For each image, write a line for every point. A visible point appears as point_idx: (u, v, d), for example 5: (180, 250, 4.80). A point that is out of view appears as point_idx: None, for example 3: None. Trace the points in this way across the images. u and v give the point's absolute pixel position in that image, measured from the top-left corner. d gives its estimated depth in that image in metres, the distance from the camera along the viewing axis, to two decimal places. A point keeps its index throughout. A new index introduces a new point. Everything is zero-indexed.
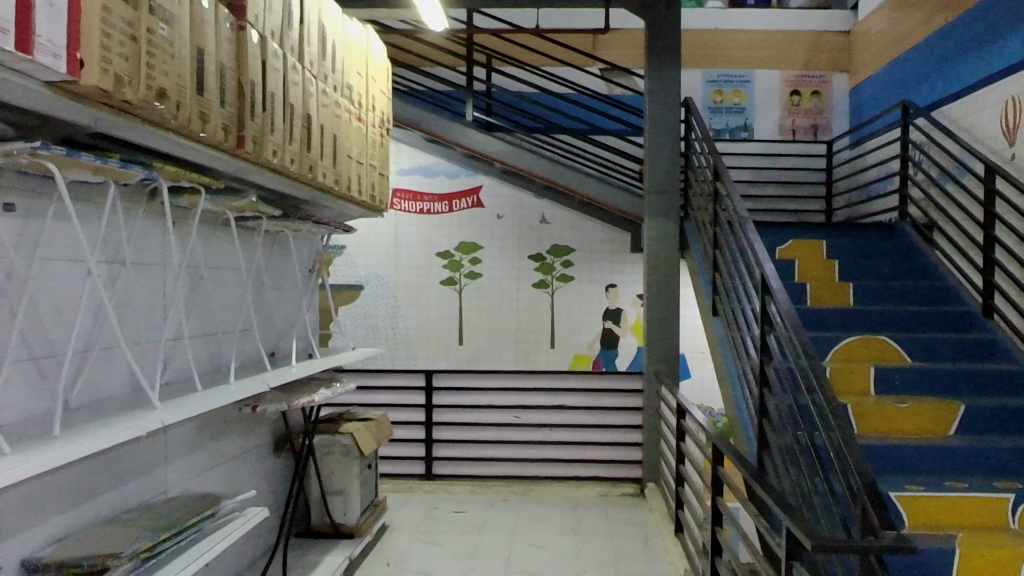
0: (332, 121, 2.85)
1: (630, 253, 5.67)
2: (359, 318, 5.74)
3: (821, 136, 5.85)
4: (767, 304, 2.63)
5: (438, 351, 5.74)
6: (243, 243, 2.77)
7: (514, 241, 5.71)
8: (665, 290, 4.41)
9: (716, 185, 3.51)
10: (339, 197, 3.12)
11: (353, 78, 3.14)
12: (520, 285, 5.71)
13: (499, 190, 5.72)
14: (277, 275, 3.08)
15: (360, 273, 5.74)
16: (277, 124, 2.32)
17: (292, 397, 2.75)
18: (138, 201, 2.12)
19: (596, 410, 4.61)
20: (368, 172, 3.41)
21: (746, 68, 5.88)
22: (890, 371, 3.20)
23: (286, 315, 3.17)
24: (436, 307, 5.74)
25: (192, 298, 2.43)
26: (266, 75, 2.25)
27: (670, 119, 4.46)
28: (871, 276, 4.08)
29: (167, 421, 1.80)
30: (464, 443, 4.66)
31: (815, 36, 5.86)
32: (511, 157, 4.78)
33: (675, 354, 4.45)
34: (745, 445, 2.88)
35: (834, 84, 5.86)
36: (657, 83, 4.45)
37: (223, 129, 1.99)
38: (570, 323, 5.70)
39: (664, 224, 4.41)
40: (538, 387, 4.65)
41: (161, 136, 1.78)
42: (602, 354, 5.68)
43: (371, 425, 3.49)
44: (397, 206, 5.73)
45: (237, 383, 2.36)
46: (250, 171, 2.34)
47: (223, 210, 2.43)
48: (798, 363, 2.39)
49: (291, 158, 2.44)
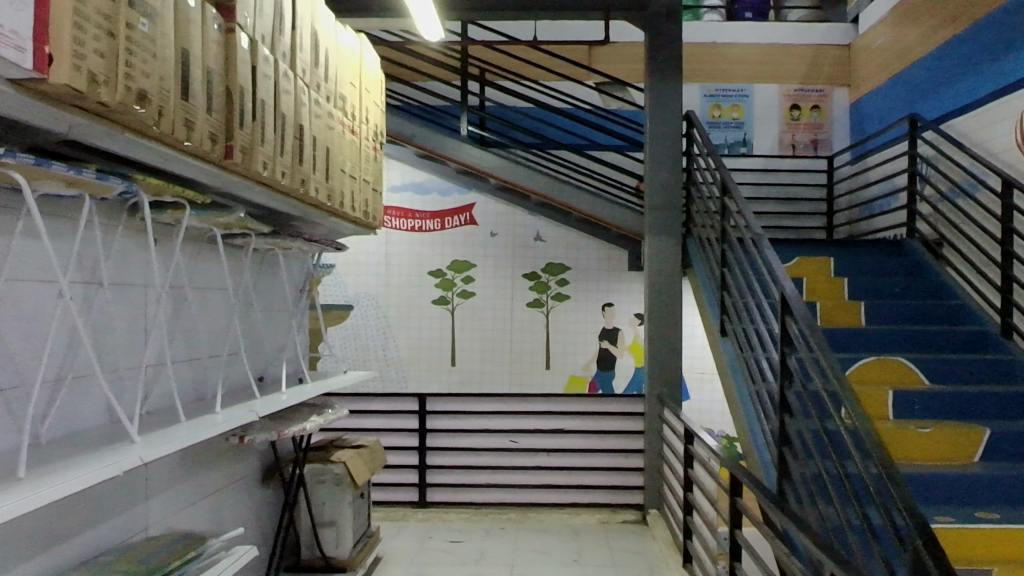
0: (325, 133, 2.70)
1: (627, 272, 5.54)
2: (348, 339, 5.57)
3: (821, 151, 5.73)
4: (787, 324, 2.49)
5: (429, 374, 5.57)
6: (231, 262, 2.61)
7: (508, 260, 5.57)
8: (667, 310, 4.26)
9: (724, 201, 3.38)
10: (332, 213, 2.96)
11: (347, 89, 2.99)
12: (514, 305, 5.56)
13: (493, 207, 5.58)
14: (265, 296, 2.92)
15: (350, 292, 5.59)
16: (267, 135, 2.17)
17: (283, 426, 2.59)
18: (118, 217, 1.97)
19: (596, 434, 4.46)
20: (362, 187, 3.25)
21: (745, 82, 5.76)
22: (909, 395, 3.05)
23: (275, 337, 3.01)
24: (428, 327, 5.58)
25: (175, 319, 2.27)
26: (257, 81, 2.10)
27: (671, 134, 4.32)
28: (880, 295, 3.95)
29: (147, 457, 1.64)
30: (459, 470, 4.49)
31: (815, 50, 5.75)
32: (506, 172, 4.63)
33: (677, 377, 4.29)
34: (762, 475, 2.73)
35: (834, 98, 5.74)
36: (657, 96, 4.32)
37: (211, 139, 1.84)
38: (566, 343, 5.55)
39: (665, 241, 4.27)
40: (536, 410, 4.50)
41: (142, 145, 1.62)
42: (598, 376, 5.52)
43: (363, 453, 3.33)
44: (388, 223, 5.58)
45: (224, 412, 2.20)
46: (239, 185, 2.18)
47: (210, 226, 2.27)
48: (824, 389, 2.25)
49: (283, 171, 2.29)
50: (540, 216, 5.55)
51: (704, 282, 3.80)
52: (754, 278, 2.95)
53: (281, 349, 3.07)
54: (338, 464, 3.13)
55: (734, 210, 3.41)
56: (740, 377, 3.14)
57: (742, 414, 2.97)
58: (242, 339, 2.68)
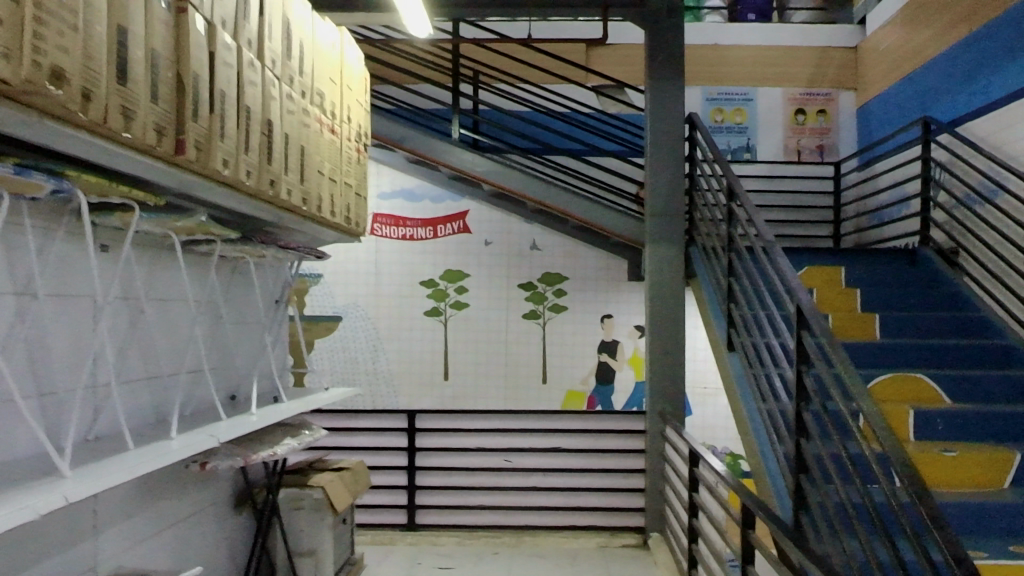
0: (299, 131, 2.49)
1: (627, 282, 5.33)
2: (335, 352, 5.35)
3: (827, 156, 5.51)
4: (802, 338, 2.27)
5: (421, 388, 5.35)
6: (194, 271, 2.40)
7: (503, 270, 5.36)
8: (669, 323, 4.05)
9: (730, 206, 3.17)
10: (309, 218, 2.74)
11: (325, 86, 2.78)
12: (509, 316, 5.35)
13: (486, 215, 5.37)
14: (235, 309, 2.70)
15: (338, 303, 5.37)
16: (229, 130, 1.96)
17: (251, 450, 2.37)
18: (56, 223, 1.76)
19: (594, 453, 4.24)
20: (343, 191, 3.03)
21: (748, 86, 5.54)
22: (929, 414, 2.84)
23: (247, 352, 2.79)
24: (419, 340, 5.36)
25: (124, 334, 2.05)
26: (214, 69, 1.89)
27: (673, 136, 4.11)
28: (895, 307, 3.73)
29: (73, 496, 1.41)
30: (450, 490, 4.27)
31: (820, 52, 5.54)
32: (499, 178, 4.42)
33: (681, 394, 4.06)
34: (775, 504, 2.51)
35: (841, 102, 5.52)
36: (658, 98, 4.12)
37: (157, 130, 1.63)
38: (563, 356, 5.33)
39: (667, 250, 4.05)
40: (531, 428, 4.27)
41: (68, 135, 1.41)
42: (597, 391, 5.31)
43: (345, 475, 3.12)
44: (377, 232, 5.36)
45: (180, 437, 1.98)
46: (196, 185, 1.97)
47: (166, 231, 2.06)
48: (844, 410, 2.03)
49: (247, 170, 2.07)
50: (536, 225, 5.35)
51: (708, 294, 3.58)
52: (765, 288, 2.73)
53: (253, 366, 2.85)
54: (318, 488, 2.90)
55: (741, 216, 3.20)
56: (749, 395, 2.93)
57: (753, 436, 2.75)
58: (206, 355, 2.47)
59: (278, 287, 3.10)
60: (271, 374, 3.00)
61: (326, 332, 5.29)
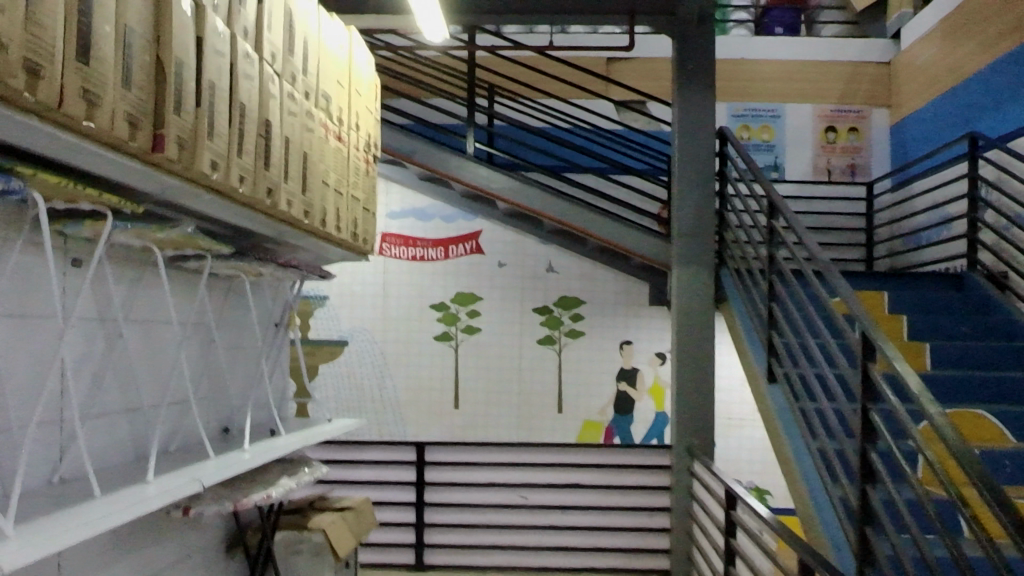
0: (302, 135, 2.23)
1: (648, 306, 5.06)
2: (340, 378, 5.09)
3: (859, 176, 5.26)
4: (868, 371, 2.00)
5: (430, 417, 5.08)
6: (179, 290, 2.14)
7: (517, 293, 5.10)
8: (698, 351, 3.77)
9: (771, 224, 2.91)
10: (312, 233, 2.49)
11: (331, 88, 2.52)
12: (523, 342, 5.08)
13: (500, 235, 5.12)
14: (228, 334, 2.44)
15: (344, 327, 5.11)
16: (219, 127, 1.70)
17: (243, 494, 2.11)
18: (11, 233, 1.51)
19: (616, 490, 3.94)
20: (350, 204, 2.77)
21: (776, 102, 5.29)
22: (996, 455, 2.58)
23: (240, 381, 2.52)
24: (428, 367, 5.09)
25: (92, 360, 1.79)
26: (203, 56, 1.63)
27: (703, 152, 3.85)
28: (943, 335, 3.47)
29: (14, 565, 1.14)
30: (460, 528, 3.99)
31: (851, 67, 5.29)
32: (516, 195, 4.17)
33: (712, 428, 3.78)
34: (832, 557, 2.23)
35: (873, 120, 5.27)
36: (687, 110, 3.87)
37: (130, 121, 1.38)
38: (579, 385, 5.06)
39: (695, 272, 3.79)
40: (549, 462, 3.97)
41: (12, 120, 1.17)
42: (615, 421, 5.03)
43: (348, 515, 2.85)
44: (386, 252, 5.11)
45: (160, 481, 1.72)
46: (180, 190, 1.71)
47: (146, 244, 1.80)
48: (925, 455, 1.76)
49: (240, 175, 1.81)
50: (552, 245, 5.09)
51: (743, 321, 3.32)
52: (815, 315, 2.47)
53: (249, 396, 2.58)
54: (317, 531, 2.62)
55: (782, 235, 2.94)
56: (794, 432, 2.66)
57: (801, 478, 2.47)
58: (193, 385, 2.20)
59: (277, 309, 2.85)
60: (268, 405, 2.74)
61: (332, 356, 5.07)
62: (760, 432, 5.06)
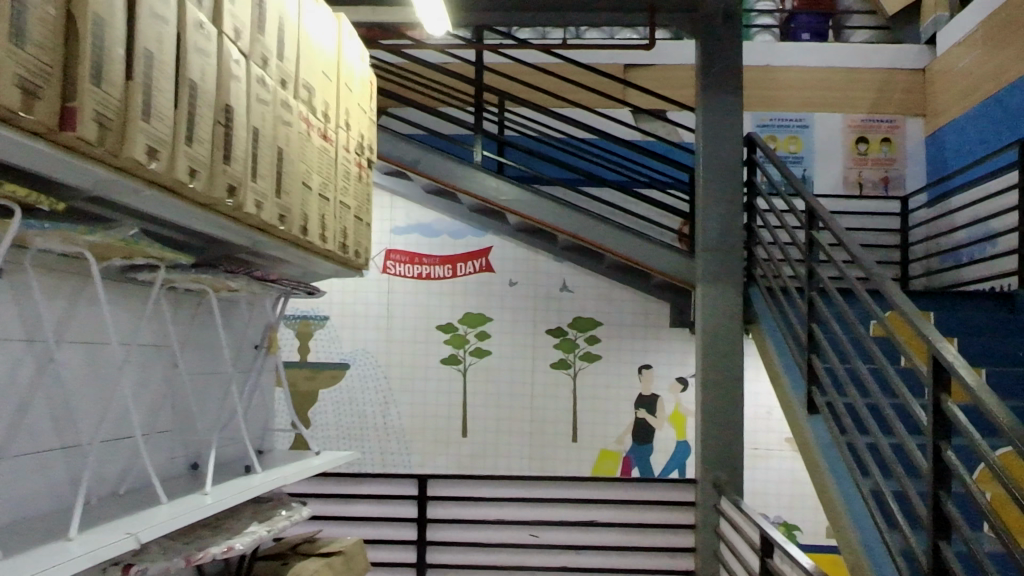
0: (275, 127, 1.94)
1: (668, 328, 4.76)
2: (342, 405, 4.79)
3: (893, 189, 4.92)
4: (941, 401, 1.69)
5: (436, 447, 4.76)
6: (119, 307, 1.84)
7: (529, 314, 4.79)
8: (725, 376, 3.45)
9: (810, 235, 2.60)
10: (290, 243, 2.19)
11: (315, 81, 2.23)
12: (535, 366, 4.77)
13: (511, 252, 4.82)
14: (191, 359, 2.14)
15: (345, 349, 4.81)
16: (161, 107, 1.41)
17: (199, 546, 1.81)
18: None
19: (636, 528, 3.61)
20: (339, 212, 2.47)
21: (803, 111, 4.98)
22: None
23: (206, 410, 2.22)
24: (435, 392, 4.78)
25: (8, 388, 1.49)
26: (136, 19, 1.34)
27: (730, 159, 3.54)
28: (997, 360, 3.14)
29: None
30: (466, 570, 3.66)
31: (883, 74, 4.98)
32: (526, 207, 3.86)
33: (741, 461, 3.45)
34: None
35: (907, 130, 4.96)
36: (711, 114, 3.56)
37: (25, 89, 1.09)
38: (595, 412, 4.74)
39: (721, 290, 3.47)
40: (564, 497, 3.64)
41: None
42: (633, 451, 4.70)
43: (336, 561, 2.53)
44: (390, 270, 4.83)
45: (84, 538, 1.41)
46: (110, 182, 1.41)
47: (76, 250, 1.50)
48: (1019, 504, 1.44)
49: (189, 168, 1.52)
50: (567, 263, 4.79)
51: (776, 344, 3.00)
52: (866, 336, 2.15)
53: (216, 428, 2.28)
54: None
55: (822, 247, 2.63)
56: (840, 469, 2.34)
57: (852, 525, 2.15)
58: (142, 416, 1.90)
59: (254, 331, 2.55)
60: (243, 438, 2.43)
61: (332, 380, 4.79)
62: (788, 464, 4.74)
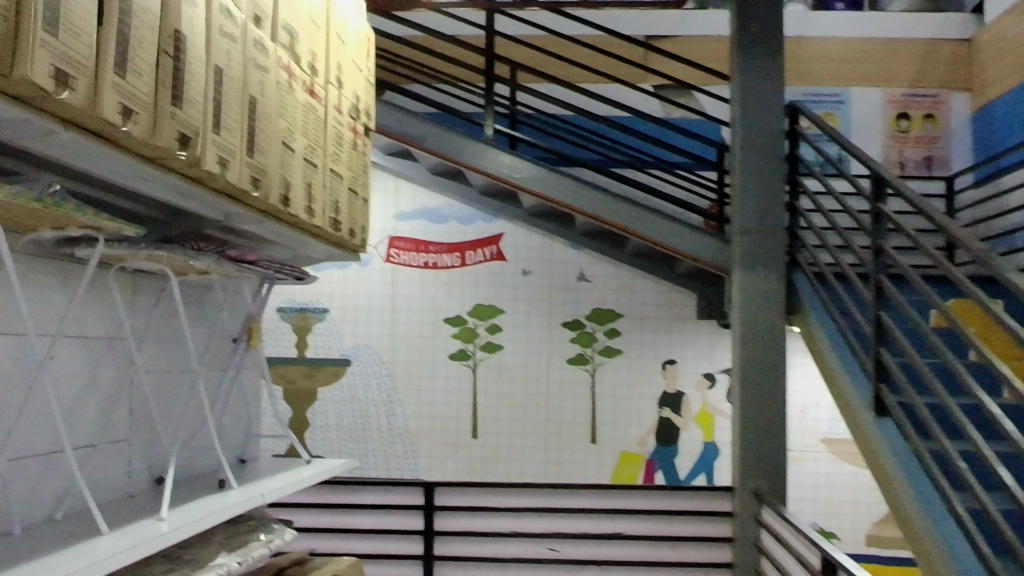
0: (245, 69, 1.59)
1: (694, 321, 4.41)
2: (343, 404, 4.44)
3: (936, 170, 4.57)
4: None
5: (444, 449, 4.41)
6: (45, 293, 1.51)
7: (543, 305, 4.44)
8: (764, 374, 3.09)
9: (879, 209, 2.25)
10: (268, 217, 1.84)
11: (298, 23, 1.88)
12: (551, 362, 4.42)
13: (525, 239, 4.46)
14: (147, 356, 1.80)
15: (347, 345, 4.46)
16: (76, 16, 1.06)
17: None
18: None
19: (665, 541, 3.25)
20: (331, 182, 2.12)
21: (840, 86, 4.62)
22: None
23: (167, 415, 1.88)
24: (443, 391, 4.43)
25: None
26: None
27: (772, 131, 3.18)
28: None
29: None
30: None
31: (926, 46, 4.61)
32: (543, 186, 3.49)
33: (783, 466, 3.09)
34: None
35: (952, 106, 4.59)
36: (749, 82, 3.20)
37: None
38: (615, 412, 4.39)
39: (761, 277, 3.12)
40: (585, 507, 3.29)
41: None
42: (657, 454, 4.35)
43: None
44: (394, 258, 4.47)
45: None
46: (11, 119, 1.07)
47: None
48: None
49: (124, 106, 1.17)
50: (585, 250, 4.43)
51: (828, 336, 2.66)
52: (965, 329, 1.80)
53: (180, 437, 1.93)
54: None
55: (892, 224, 2.28)
56: (926, 490, 2.00)
57: (951, 560, 1.81)
58: (74, 424, 1.57)
59: (228, 323, 2.19)
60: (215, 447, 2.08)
61: (333, 378, 4.44)
62: (824, 467, 4.38)
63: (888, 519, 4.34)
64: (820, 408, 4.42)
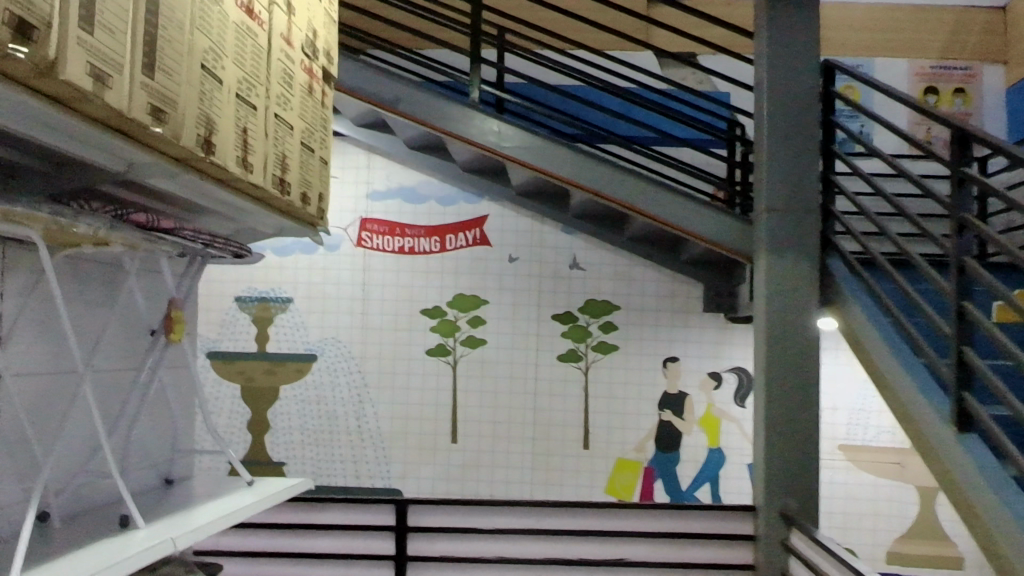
0: None
1: (699, 314, 3.97)
2: (308, 404, 3.97)
3: None
4: None
5: (420, 455, 3.96)
6: None
7: (531, 295, 3.98)
8: (792, 375, 2.66)
9: (963, 174, 1.81)
10: (187, 168, 1.37)
11: None
12: (539, 359, 3.97)
13: (512, 222, 4.00)
14: (13, 354, 1.35)
15: (312, 338, 3.99)
16: None
17: None
18: None
19: (678, 569, 2.79)
20: (277, 131, 1.66)
21: (862, 57, 4.17)
22: None
23: (43, 432, 1.43)
24: (420, 390, 3.97)
25: None
26: None
27: (804, 95, 2.73)
28: None
29: None
30: None
31: (956, 15, 4.18)
32: (536, 157, 3.04)
33: (814, 483, 2.66)
34: None
35: (984, 80, 4.16)
36: (777, 36, 2.74)
37: None
38: (611, 414, 3.95)
39: (790, 263, 2.69)
40: (585, 530, 2.80)
41: None
42: (656, 462, 3.91)
43: None
44: (366, 242, 4.00)
45: None
46: None
47: None
48: None
49: None
50: (578, 235, 3.98)
51: (880, 332, 2.23)
52: None
53: (61, 459, 1.48)
54: None
55: (978, 193, 1.85)
56: None
57: None
58: None
59: (138, 309, 1.75)
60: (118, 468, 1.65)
61: (296, 375, 3.98)
62: (840, 477, 3.95)
63: (912, 535, 3.91)
64: (836, 412, 3.98)
